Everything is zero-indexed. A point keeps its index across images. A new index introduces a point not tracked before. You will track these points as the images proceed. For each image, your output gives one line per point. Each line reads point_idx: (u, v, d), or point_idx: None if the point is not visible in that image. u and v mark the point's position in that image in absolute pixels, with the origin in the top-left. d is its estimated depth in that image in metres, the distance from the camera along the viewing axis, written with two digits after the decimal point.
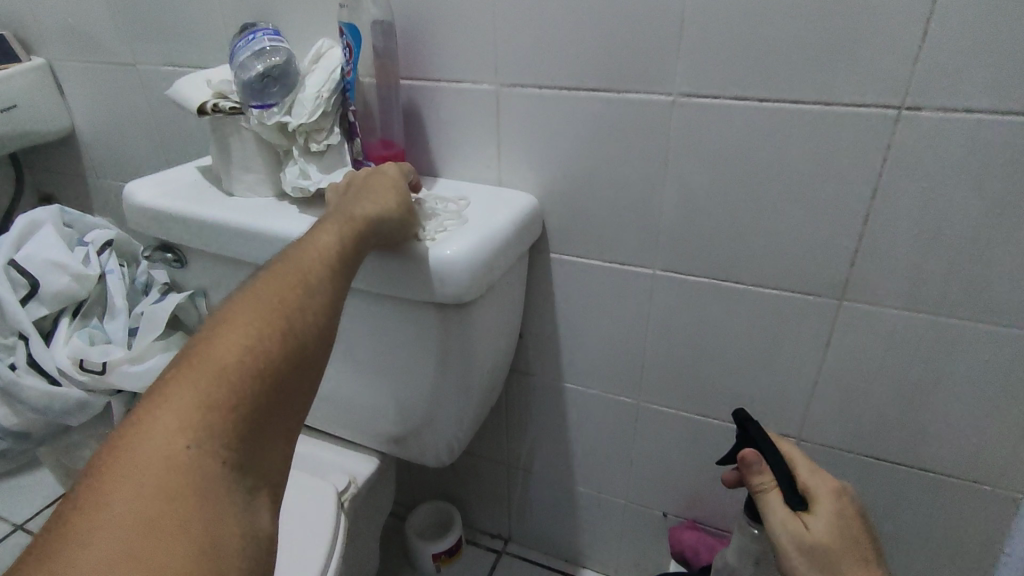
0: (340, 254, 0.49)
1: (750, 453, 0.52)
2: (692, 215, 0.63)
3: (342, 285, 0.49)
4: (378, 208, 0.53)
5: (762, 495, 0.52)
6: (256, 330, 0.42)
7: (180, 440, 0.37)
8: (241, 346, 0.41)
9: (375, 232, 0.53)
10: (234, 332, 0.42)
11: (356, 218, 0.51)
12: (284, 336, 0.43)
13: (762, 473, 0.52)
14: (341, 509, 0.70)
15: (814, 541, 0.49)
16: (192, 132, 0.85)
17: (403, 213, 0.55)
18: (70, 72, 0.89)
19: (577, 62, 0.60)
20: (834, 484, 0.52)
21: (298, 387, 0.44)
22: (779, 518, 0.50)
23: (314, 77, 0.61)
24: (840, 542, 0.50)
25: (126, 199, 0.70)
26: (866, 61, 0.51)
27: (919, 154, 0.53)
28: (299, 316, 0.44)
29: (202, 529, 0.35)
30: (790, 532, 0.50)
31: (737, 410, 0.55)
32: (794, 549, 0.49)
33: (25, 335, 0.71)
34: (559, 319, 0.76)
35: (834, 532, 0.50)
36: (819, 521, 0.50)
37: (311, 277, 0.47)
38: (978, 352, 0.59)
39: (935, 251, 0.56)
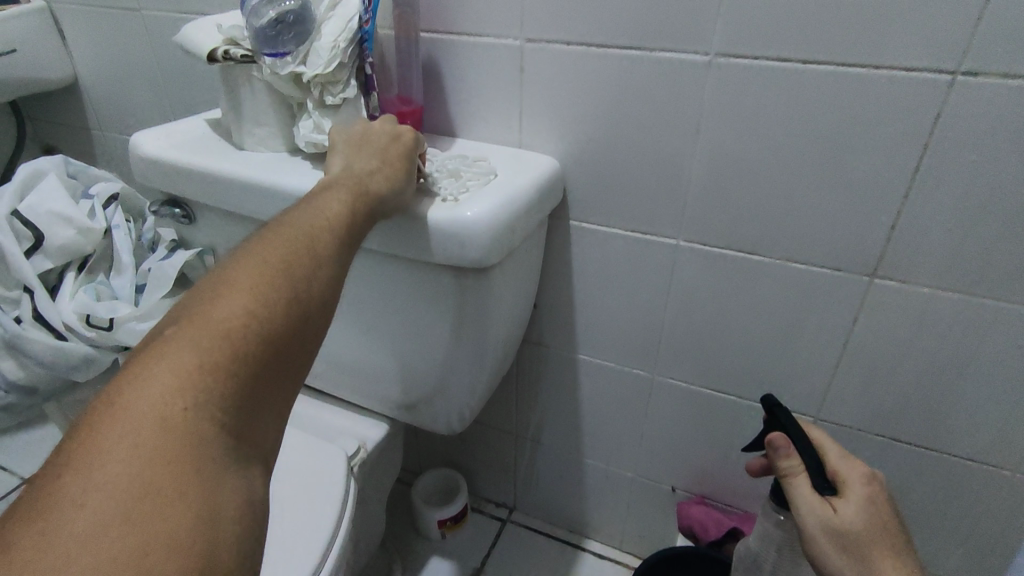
0: (347, 224, 0.48)
1: (778, 436, 0.52)
2: (721, 183, 0.60)
3: (348, 257, 0.48)
4: (388, 180, 0.52)
5: (790, 479, 0.51)
6: (262, 293, 0.40)
7: (178, 402, 0.34)
8: (245, 308, 0.39)
9: (386, 204, 0.52)
10: (238, 294, 0.40)
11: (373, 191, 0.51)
12: (289, 302, 0.41)
13: (790, 457, 0.51)
14: (351, 473, 0.69)
15: (843, 526, 0.48)
16: (200, 83, 0.82)
17: (407, 185, 0.54)
18: (71, 16, 0.85)
19: (608, 16, 0.56)
20: (863, 470, 0.52)
21: (299, 356, 0.42)
22: (807, 503, 0.50)
23: (330, 25, 0.58)
24: (872, 529, 0.48)
25: (132, 149, 0.67)
26: (922, 20, 0.48)
27: (970, 123, 0.50)
28: (303, 283, 0.43)
29: (200, 495, 0.33)
30: (819, 516, 0.49)
31: (766, 396, 0.56)
32: (823, 535, 0.48)
33: (29, 288, 0.68)
34: (576, 289, 0.74)
35: (864, 518, 0.49)
36: (849, 507, 0.49)
37: (316, 244, 0.45)
38: (1012, 335, 0.57)
39: (977, 229, 0.54)
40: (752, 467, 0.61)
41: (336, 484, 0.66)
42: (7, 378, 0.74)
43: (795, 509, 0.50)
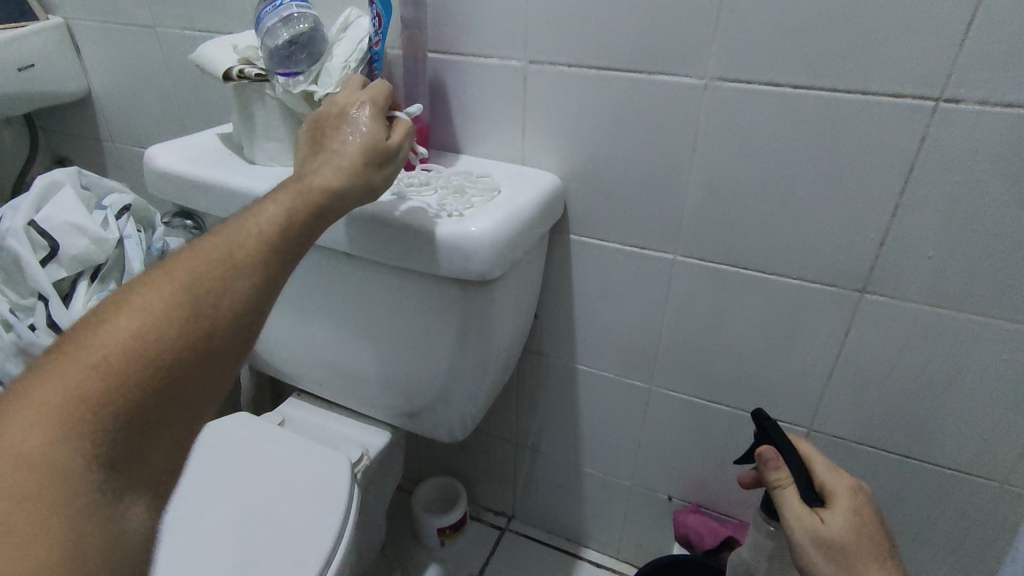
0: (285, 233, 0.45)
1: (767, 448, 0.55)
2: (717, 200, 0.63)
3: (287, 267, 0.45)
4: (338, 177, 0.48)
5: (778, 491, 0.53)
6: (155, 314, 0.38)
7: (41, 437, 0.32)
8: (130, 332, 0.36)
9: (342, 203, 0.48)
10: (127, 317, 0.37)
11: (323, 189, 0.47)
12: (188, 322, 0.38)
13: (778, 470, 0.54)
14: (353, 480, 0.71)
15: (831, 536, 0.50)
16: (211, 98, 0.84)
17: (365, 176, 0.49)
18: (88, 32, 0.87)
19: (609, 40, 0.59)
20: (852, 483, 0.53)
21: (205, 379, 0.39)
22: (794, 512, 0.52)
23: (341, 46, 0.61)
24: (858, 539, 0.50)
25: (146, 162, 0.69)
26: (907, 50, 0.50)
27: (954, 147, 0.52)
28: (210, 300, 0.40)
29: (58, 535, 0.31)
30: (806, 527, 0.51)
31: (756, 410, 0.57)
32: (810, 543, 0.50)
33: (44, 295, 0.69)
34: (575, 302, 0.76)
35: (852, 528, 0.50)
36: (837, 518, 0.51)
37: (235, 257, 0.42)
38: (996, 350, 0.59)
39: (962, 247, 0.56)
40: (747, 482, 0.64)
41: (331, 499, 0.67)
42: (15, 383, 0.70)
43: (784, 519, 0.53)
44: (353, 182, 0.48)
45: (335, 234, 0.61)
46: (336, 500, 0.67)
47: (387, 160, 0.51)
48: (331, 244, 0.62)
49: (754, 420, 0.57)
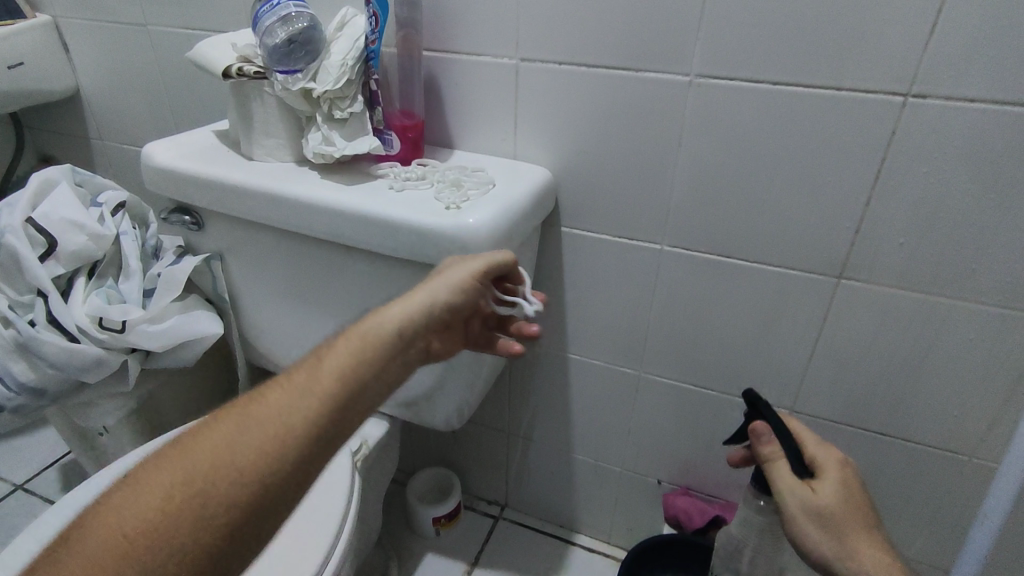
0: (326, 382, 0.42)
1: (761, 424, 0.55)
2: (702, 192, 0.66)
3: (348, 414, 0.43)
4: (399, 308, 0.47)
5: (770, 465, 0.55)
6: (179, 474, 0.38)
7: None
8: (155, 493, 0.37)
9: (397, 332, 0.46)
10: (156, 476, 0.38)
11: (371, 319, 0.46)
12: (201, 487, 0.37)
13: (771, 445, 0.55)
14: (355, 469, 0.73)
15: (823, 506, 0.52)
16: (201, 95, 0.85)
17: (427, 305, 0.49)
18: (77, 31, 0.88)
19: (598, 40, 0.62)
20: (835, 455, 0.56)
21: (211, 557, 0.37)
22: (788, 486, 0.53)
23: (339, 45, 0.63)
24: (845, 507, 0.53)
25: (144, 160, 0.70)
26: (877, 49, 0.54)
27: (922, 139, 0.56)
28: (229, 462, 0.38)
29: None
30: (800, 499, 0.53)
31: (747, 389, 0.58)
32: (803, 514, 0.52)
33: (43, 291, 0.68)
34: (567, 292, 0.78)
35: (840, 497, 0.53)
36: (826, 488, 0.53)
37: (264, 413, 0.40)
38: (964, 330, 0.63)
39: (930, 232, 0.59)
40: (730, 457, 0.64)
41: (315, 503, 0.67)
42: (15, 379, 0.70)
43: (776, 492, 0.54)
44: (403, 308, 0.48)
45: (335, 229, 0.62)
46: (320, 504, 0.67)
47: (444, 283, 0.50)
48: (329, 237, 0.64)
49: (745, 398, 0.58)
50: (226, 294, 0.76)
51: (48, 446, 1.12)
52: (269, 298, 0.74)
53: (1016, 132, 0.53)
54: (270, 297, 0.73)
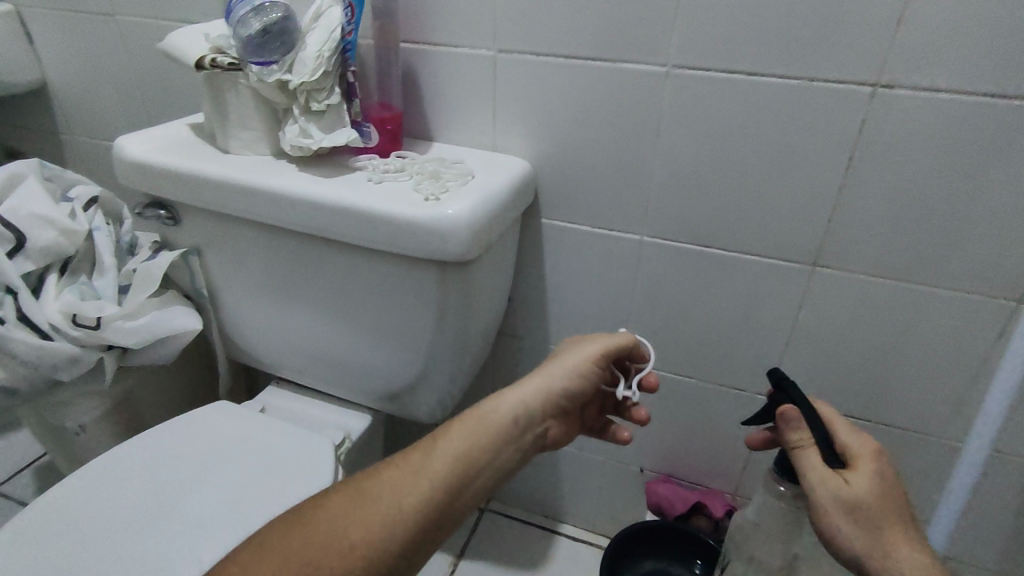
0: (472, 454, 0.52)
1: (789, 408, 0.50)
2: (680, 182, 0.66)
3: (467, 484, 0.51)
4: (524, 392, 0.56)
5: (797, 452, 0.50)
6: (359, 513, 0.47)
7: None
8: (341, 523, 0.46)
9: (511, 415, 0.55)
10: (337, 508, 0.47)
11: (489, 403, 0.55)
12: (380, 526, 0.46)
13: (799, 430, 0.50)
14: (338, 462, 0.73)
15: (856, 498, 0.47)
16: (173, 87, 0.83)
17: (548, 390, 0.57)
18: (43, 21, 0.85)
19: (576, 31, 0.62)
20: (871, 443, 0.49)
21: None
22: (817, 475, 0.48)
23: (314, 35, 0.61)
24: (882, 501, 0.47)
25: (116, 153, 0.69)
26: (848, 39, 0.55)
27: (892, 128, 0.57)
28: (399, 509, 0.47)
29: None
30: (831, 488, 0.47)
31: (773, 369, 0.54)
32: (835, 507, 0.47)
33: (11, 288, 0.66)
34: (548, 284, 0.79)
35: (878, 491, 0.47)
36: (861, 478, 0.48)
37: (424, 473, 0.50)
38: (933, 315, 0.64)
39: (901, 220, 0.61)
40: (754, 444, 0.58)
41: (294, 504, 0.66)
42: None
43: (804, 481, 0.49)
44: (518, 394, 0.56)
45: (314, 222, 0.62)
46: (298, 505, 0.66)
47: (557, 371, 0.57)
48: (309, 230, 0.63)
49: (771, 379, 0.54)
50: (205, 290, 0.75)
51: (22, 448, 1.10)
52: (249, 293, 0.73)
53: (981, 120, 0.54)
54: (249, 291, 0.73)
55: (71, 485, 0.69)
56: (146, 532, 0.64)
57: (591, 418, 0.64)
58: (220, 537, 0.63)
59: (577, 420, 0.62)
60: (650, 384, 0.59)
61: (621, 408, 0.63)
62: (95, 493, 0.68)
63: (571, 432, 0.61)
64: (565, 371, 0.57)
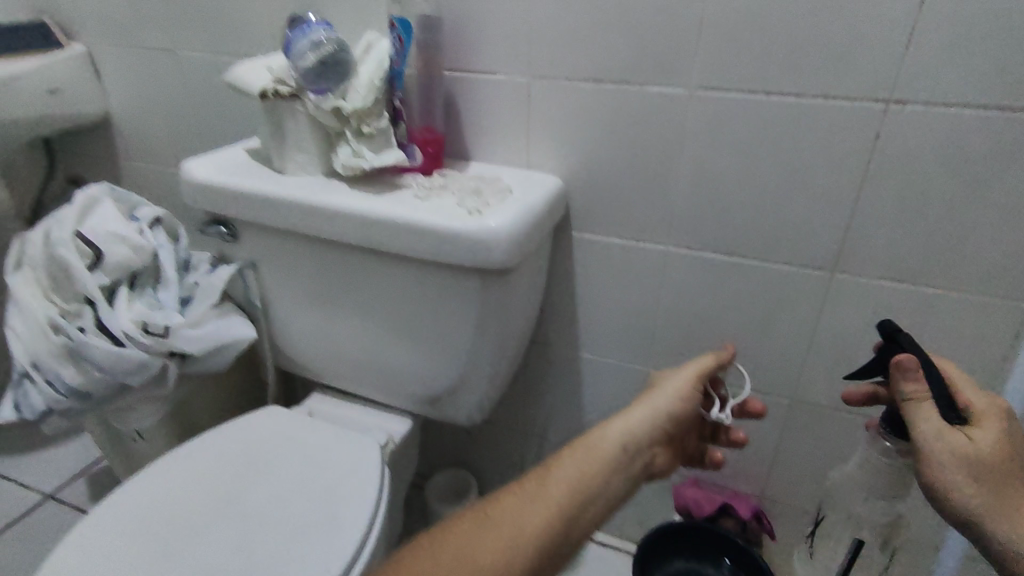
0: (587, 481, 0.53)
1: (907, 357, 0.46)
2: (704, 195, 0.71)
3: (583, 513, 0.52)
4: (631, 420, 0.56)
5: (912, 405, 0.46)
6: (483, 537, 0.49)
7: None
8: (468, 547, 0.49)
9: (620, 443, 0.55)
10: (461, 534, 0.50)
11: (596, 432, 0.56)
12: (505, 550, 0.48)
13: (916, 383, 0.46)
14: (383, 462, 0.78)
15: (977, 456, 0.44)
16: (227, 117, 0.90)
17: (657, 419, 0.57)
18: (110, 59, 0.93)
19: (605, 57, 0.67)
20: (997, 401, 0.47)
21: None
22: (934, 428, 0.45)
23: (365, 66, 0.68)
24: (1006, 462, 0.45)
25: (182, 176, 0.75)
26: (859, 61, 0.59)
27: (903, 142, 0.61)
28: (522, 534, 0.49)
29: None
30: (948, 444, 0.45)
31: (885, 320, 0.51)
32: (954, 463, 0.44)
33: (92, 300, 0.73)
34: (578, 294, 0.83)
35: (1001, 450, 0.45)
36: (984, 435, 0.45)
37: (542, 499, 0.51)
38: (950, 318, 0.67)
39: (916, 228, 0.64)
40: (852, 399, 0.56)
41: (341, 508, 0.70)
42: (64, 383, 0.74)
43: (917, 434, 0.46)
44: (625, 422, 0.56)
45: (368, 235, 0.67)
46: (345, 507, 0.70)
47: (662, 398, 0.58)
48: (361, 242, 0.68)
49: (883, 330, 0.51)
50: (259, 301, 0.81)
51: (74, 458, 1.15)
52: (300, 303, 0.78)
53: (987, 131, 0.58)
54: (300, 302, 0.78)
55: (134, 485, 0.74)
56: (206, 529, 0.68)
57: (693, 448, 0.64)
58: (273, 536, 0.67)
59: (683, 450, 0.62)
60: (756, 409, 0.63)
61: (719, 434, 0.64)
62: (158, 490, 0.73)
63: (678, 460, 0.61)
64: (671, 395, 0.57)
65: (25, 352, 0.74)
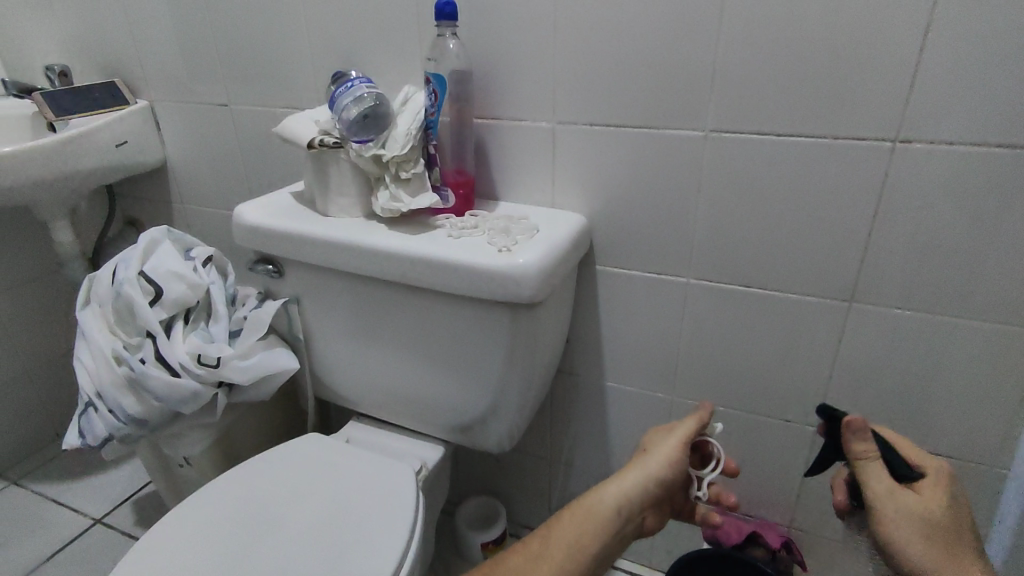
0: (585, 542, 0.60)
1: (857, 418, 0.56)
2: (721, 229, 0.74)
3: (579, 570, 0.59)
4: (622, 485, 0.62)
5: (865, 463, 0.56)
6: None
7: None
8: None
9: (614, 505, 0.61)
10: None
11: (594, 493, 0.62)
12: None
13: (867, 442, 0.56)
14: (417, 487, 0.81)
15: (928, 512, 0.54)
16: (273, 162, 0.97)
17: (646, 484, 0.62)
18: (169, 113, 1.02)
19: (623, 103, 0.72)
20: (941, 466, 0.57)
21: None
22: (888, 485, 0.55)
23: (403, 117, 0.74)
24: (951, 519, 0.54)
25: (235, 219, 0.82)
26: (865, 103, 0.63)
27: (913, 177, 0.64)
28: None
29: None
30: (899, 501, 0.54)
31: (824, 405, 0.60)
32: (911, 518, 0.53)
33: (152, 333, 0.79)
34: (602, 325, 0.87)
35: (946, 509, 0.54)
36: (932, 496, 0.55)
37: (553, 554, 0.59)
38: (970, 346, 0.69)
39: (930, 259, 0.67)
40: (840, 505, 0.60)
41: (379, 531, 0.74)
42: (124, 411, 0.80)
43: (870, 490, 0.55)
44: (618, 486, 0.62)
45: (404, 272, 0.72)
46: (376, 530, 0.73)
47: (652, 462, 0.62)
48: (398, 278, 0.73)
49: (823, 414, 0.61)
50: (301, 334, 0.86)
51: (121, 483, 1.21)
52: (340, 336, 0.83)
53: (993, 167, 0.61)
54: (340, 335, 0.83)
55: (183, 513, 0.77)
56: (251, 551, 0.71)
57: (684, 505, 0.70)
58: (309, 555, 0.70)
59: (675, 504, 0.68)
60: (730, 470, 0.68)
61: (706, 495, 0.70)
62: (205, 517, 0.76)
63: (665, 517, 0.67)
64: (660, 461, 0.62)
65: (91, 382, 0.81)
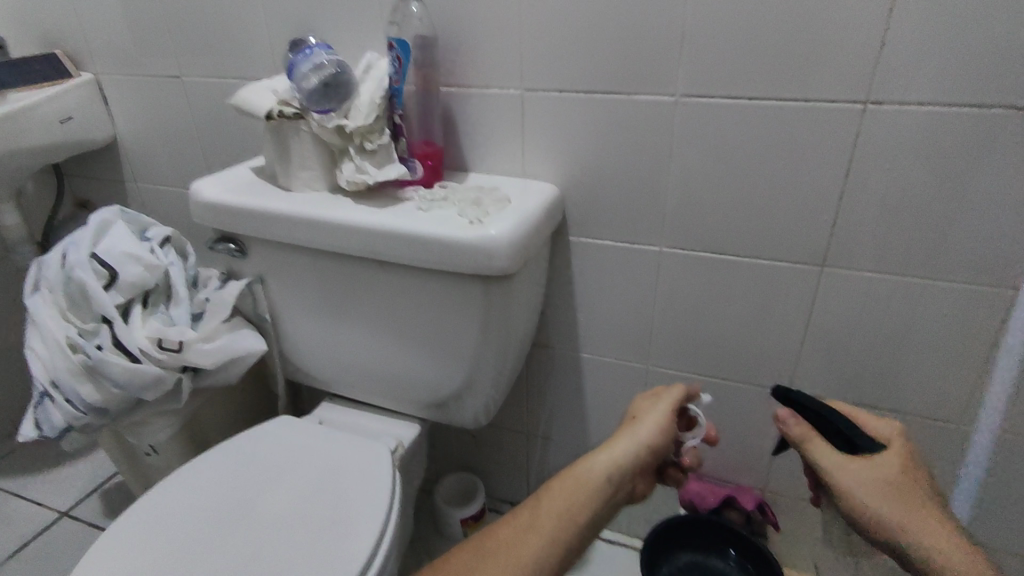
0: (573, 511, 0.59)
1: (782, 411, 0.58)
2: (694, 196, 0.73)
3: (571, 537, 0.58)
4: (611, 454, 0.61)
5: (807, 445, 0.57)
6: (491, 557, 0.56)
7: None
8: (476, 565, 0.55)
9: (606, 473, 0.61)
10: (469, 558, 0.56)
11: (584, 462, 0.61)
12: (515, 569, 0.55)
13: (800, 426, 0.58)
14: (394, 467, 0.80)
15: (886, 475, 0.55)
16: (230, 136, 0.93)
17: (638, 451, 0.62)
18: (117, 86, 0.96)
19: (594, 68, 0.70)
20: (895, 426, 0.58)
21: None
22: (838, 460, 0.56)
23: (366, 86, 0.71)
24: (909, 477, 0.55)
25: (191, 196, 0.78)
26: (835, 64, 0.62)
27: (882, 138, 0.64)
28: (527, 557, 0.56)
29: None
30: (851, 471, 0.55)
31: (777, 387, 0.60)
32: (869, 483, 0.54)
33: (108, 318, 0.76)
34: (577, 296, 0.86)
35: (903, 469, 0.55)
36: (888, 460, 0.55)
37: (540, 526, 0.58)
38: (936, 305, 0.70)
39: (898, 221, 0.67)
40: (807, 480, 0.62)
41: (355, 514, 0.72)
42: (83, 400, 0.77)
43: (822, 467, 0.57)
44: (609, 454, 0.61)
45: (372, 247, 0.70)
46: (354, 514, 0.72)
47: (643, 428, 0.63)
48: (365, 254, 0.71)
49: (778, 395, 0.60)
50: (267, 314, 0.83)
51: (87, 475, 1.17)
52: (308, 316, 0.81)
53: (961, 127, 0.61)
54: (308, 314, 0.81)
55: (149, 505, 0.74)
56: (222, 542, 0.69)
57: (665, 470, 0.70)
58: (284, 544, 0.69)
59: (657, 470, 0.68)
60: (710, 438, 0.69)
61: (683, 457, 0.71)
62: (173, 507, 0.74)
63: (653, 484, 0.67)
64: (652, 427, 0.63)
65: (45, 371, 0.77)
